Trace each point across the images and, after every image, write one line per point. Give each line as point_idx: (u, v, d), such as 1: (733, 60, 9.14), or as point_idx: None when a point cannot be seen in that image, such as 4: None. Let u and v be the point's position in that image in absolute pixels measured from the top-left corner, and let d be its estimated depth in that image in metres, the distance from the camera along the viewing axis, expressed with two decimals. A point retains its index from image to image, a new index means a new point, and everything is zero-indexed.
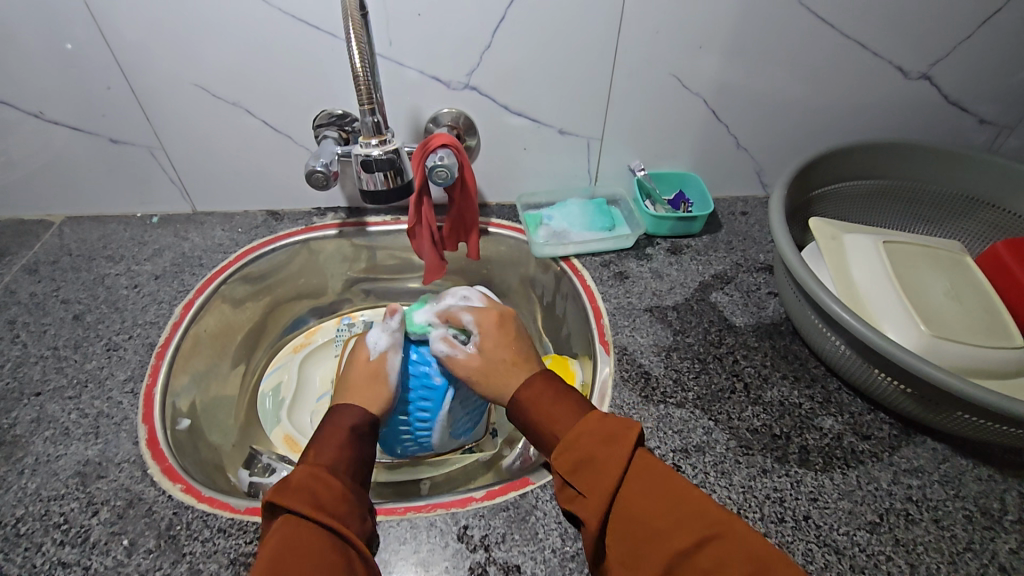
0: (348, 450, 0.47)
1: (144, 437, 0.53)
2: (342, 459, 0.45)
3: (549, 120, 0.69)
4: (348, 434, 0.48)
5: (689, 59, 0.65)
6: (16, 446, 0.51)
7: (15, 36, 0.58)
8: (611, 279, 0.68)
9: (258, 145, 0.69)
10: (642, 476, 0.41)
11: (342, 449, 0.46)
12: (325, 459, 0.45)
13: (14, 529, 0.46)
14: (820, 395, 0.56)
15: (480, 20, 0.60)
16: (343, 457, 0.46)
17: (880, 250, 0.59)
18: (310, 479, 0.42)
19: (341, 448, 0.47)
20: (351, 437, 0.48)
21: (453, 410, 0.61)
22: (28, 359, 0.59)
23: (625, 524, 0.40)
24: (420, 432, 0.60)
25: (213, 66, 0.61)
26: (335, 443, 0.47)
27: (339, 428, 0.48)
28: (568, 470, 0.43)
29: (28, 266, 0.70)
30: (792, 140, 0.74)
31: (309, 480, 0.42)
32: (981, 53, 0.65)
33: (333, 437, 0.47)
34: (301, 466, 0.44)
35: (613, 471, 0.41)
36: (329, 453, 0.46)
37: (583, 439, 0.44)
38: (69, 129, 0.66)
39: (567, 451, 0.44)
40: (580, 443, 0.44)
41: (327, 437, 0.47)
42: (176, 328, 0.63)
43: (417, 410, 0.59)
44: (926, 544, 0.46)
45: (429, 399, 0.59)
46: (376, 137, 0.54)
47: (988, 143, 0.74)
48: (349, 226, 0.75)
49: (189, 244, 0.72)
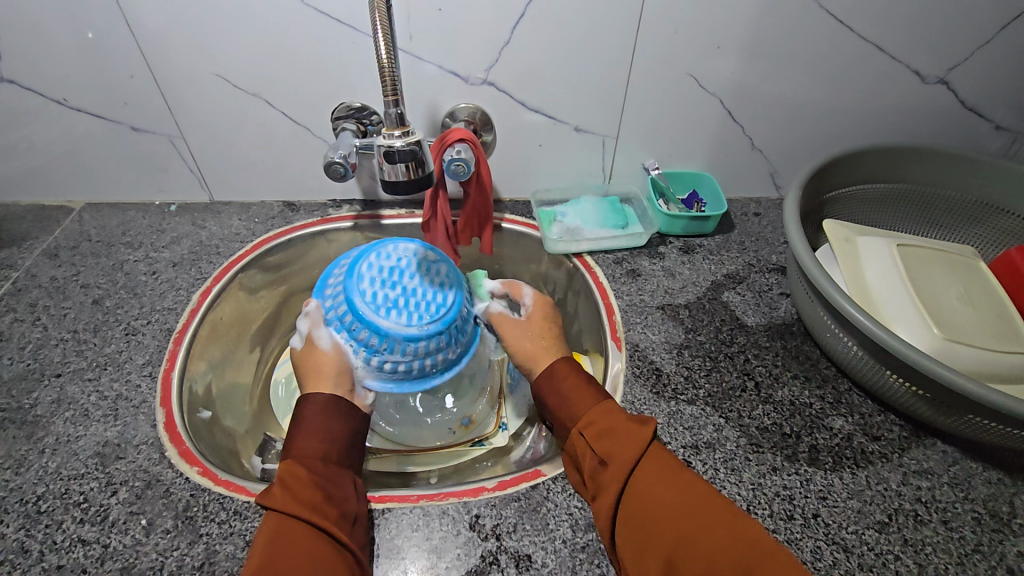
0: (328, 438, 0.48)
1: (162, 420, 0.53)
2: (321, 449, 0.47)
3: (565, 117, 0.70)
4: (320, 417, 0.49)
5: (707, 59, 0.65)
6: (37, 426, 0.52)
7: (41, 22, 0.59)
8: (623, 276, 0.69)
9: (278, 136, 0.70)
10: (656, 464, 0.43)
11: (317, 438, 0.47)
12: (305, 451, 0.46)
13: (35, 506, 0.47)
14: (831, 395, 0.57)
15: (500, 17, 0.60)
16: (322, 447, 0.47)
17: (894, 253, 0.60)
18: (290, 476, 0.43)
19: (315, 437, 0.47)
20: (324, 422, 0.48)
21: (394, 309, 0.53)
22: (49, 341, 0.60)
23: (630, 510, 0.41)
24: (395, 350, 0.53)
25: (235, 58, 0.62)
26: (309, 434, 0.47)
27: (313, 416, 0.48)
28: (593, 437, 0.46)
29: (49, 251, 0.71)
30: (807, 143, 0.75)
31: (291, 478, 0.43)
32: (1000, 59, 0.65)
33: (305, 427, 0.48)
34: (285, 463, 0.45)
35: (637, 443, 0.43)
36: (307, 444, 0.46)
37: (612, 415, 0.47)
38: (91, 116, 0.67)
39: (592, 422, 0.47)
40: (605, 418, 0.46)
41: (306, 429, 0.48)
42: (193, 315, 0.63)
43: (365, 342, 0.52)
44: (935, 545, 0.46)
45: (357, 323, 0.52)
46: (399, 128, 0.54)
47: (1004, 149, 0.74)
48: (364, 218, 0.76)
49: (207, 233, 0.73)
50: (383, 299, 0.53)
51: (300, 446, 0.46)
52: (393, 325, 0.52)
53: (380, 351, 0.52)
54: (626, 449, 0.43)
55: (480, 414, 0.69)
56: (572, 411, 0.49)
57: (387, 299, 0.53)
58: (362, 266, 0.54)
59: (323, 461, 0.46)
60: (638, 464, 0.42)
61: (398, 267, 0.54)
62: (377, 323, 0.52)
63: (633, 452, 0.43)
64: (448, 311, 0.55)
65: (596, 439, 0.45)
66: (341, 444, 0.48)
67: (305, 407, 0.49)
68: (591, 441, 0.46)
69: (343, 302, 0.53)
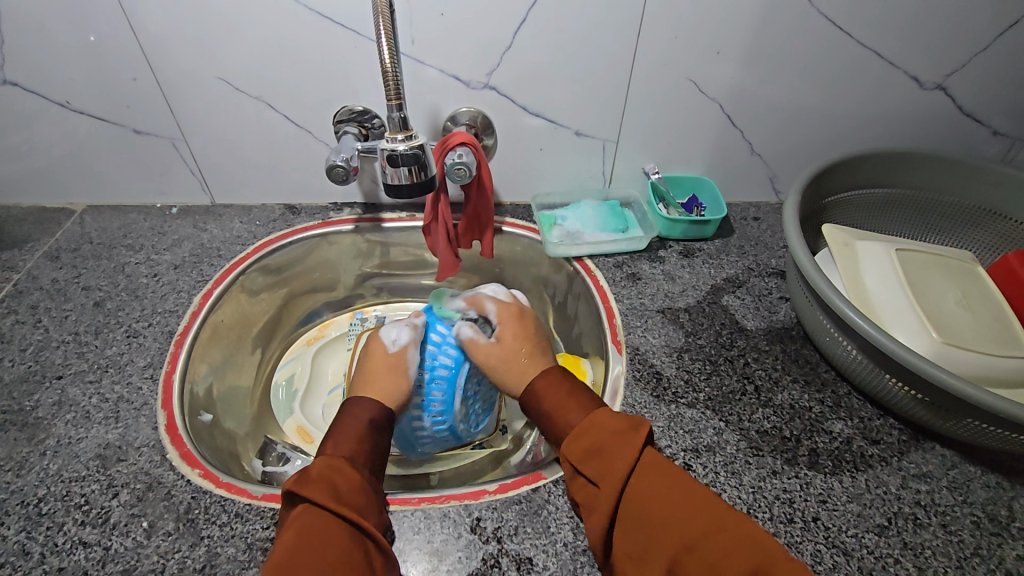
0: (365, 441, 0.48)
1: (163, 422, 0.53)
2: (359, 451, 0.47)
3: (566, 122, 0.70)
4: (364, 424, 0.49)
5: (707, 65, 0.65)
6: (38, 428, 0.52)
7: (45, 25, 0.59)
8: (624, 280, 0.69)
9: (279, 139, 0.70)
10: (649, 474, 0.42)
11: (357, 440, 0.48)
12: (343, 449, 0.46)
13: (37, 508, 0.47)
14: (830, 399, 0.57)
15: (502, 22, 0.60)
16: (359, 448, 0.47)
17: (892, 258, 0.60)
18: (329, 469, 0.43)
19: (355, 439, 0.48)
20: (367, 428, 0.49)
21: (466, 397, 0.60)
22: (50, 344, 0.60)
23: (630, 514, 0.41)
24: (437, 424, 0.59)
25: (238, 62, 0.62)
26: (350, 435, 0.48)
27: (356, 420, 0.49)
28: (579, 458, 0.45)
29: (50, 253, 0.71)
30: (806, 148, 0.75)
31: (328, 471, 0.43)
32: (996, 65, 0.66)
33: (349, 427, 0.49)
34: (319, 458, 0.45)
35: (625, 458, 0.43)
36: (346, 444, 0.47)
37: (595, 431, 0.46)
38: (93, 118, 0.67)
39: (577, 440, 0.46)
40: (590, 434, 0.45)
41: (345, 431, 0.48)
42: (195, 317, 0.64)
43: (434, 399, 0.57)
44: (934, 549, 0.46)
45: (445, 385, 0.57)
46: (402, 132, 0.54)
47: (1001, 155, 0.75)
48: (365, 221, 0.76)
49: (208, 236, 0.73)
50: (472, 388, 0.60)
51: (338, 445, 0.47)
52: (458, 412, 0.59)
53: (431, 414, 0.58)
54: (615, 467, 0.43)
55: None
56: (560, 425, 0.48)
57: (472, 390, 0.60)
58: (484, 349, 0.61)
59: (359, 462, 0.46)
60: (630, 478, 0.42)
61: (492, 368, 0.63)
62: (454, 401, 0.58)
63: (621, 468, 0.42)
64: (479, 426, 0.64)
65: (584, 458, 0.45)
66: (376, 450, 0.48)
67: (354, 408, 0.50)
68: (580, 462, 0.45)
69: (451, 358, 0.58)
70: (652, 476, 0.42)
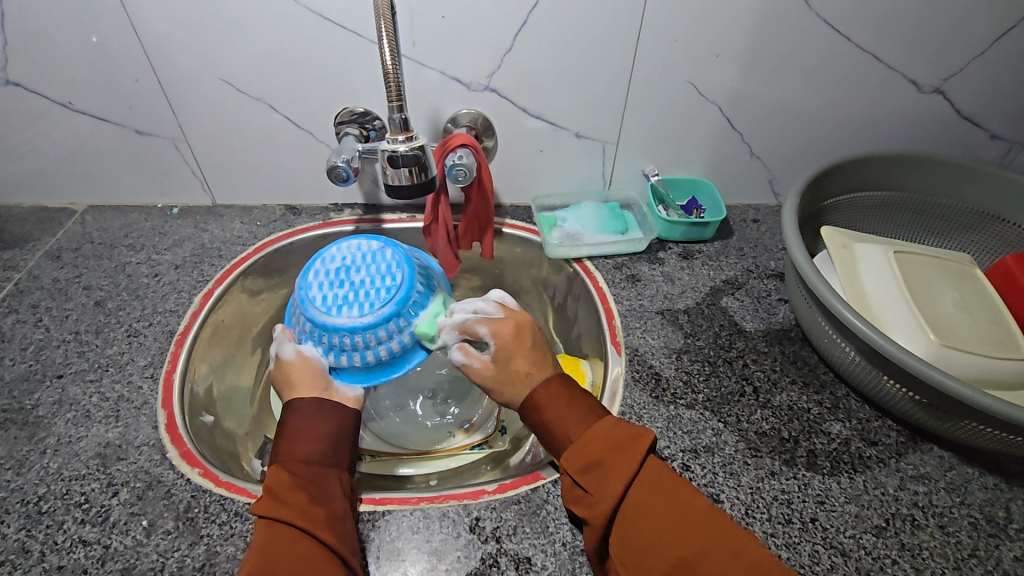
0: (315, 439, 0.48)
1: (163, 421, 0.54)
2: (311, 450, 0.47)
3: (566, 123, 0.70)
4: (306, 418, 0.49)
5: (707, 68, 0.66)
6: (38, 427, 0.52)
7: (48, 26, 0.59)
8: (623, 281, 0.69)
9: (280, 140, 0.70)
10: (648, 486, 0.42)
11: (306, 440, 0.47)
12: (295, 452, 0.46)
13: (36, 506, 0.47)
14: (829, 400, 0.57)
15: (503, 25, 0.61)
16: (311, 447, 0.47)
17: (891, 260, 0.60)
18: (278, 481, 0.44)
19: (304, 438, 0.48)
20: (313, 421, 0.49)
21: (339, 306, 0.53)
22: (51, 343, 0.60)
23: (627, 528, 0.41)
24: (363, 342, 0.54)
25: (240, 63, 0.63)
26: (300, 436, 0.48)
27: (298, 419, 0.49)
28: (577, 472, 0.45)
29: (51, 252, 0.71)
30: (805, 150, 0.75)
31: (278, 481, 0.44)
32: (994, 69, 0.66)
33: (295, 428, 0.48)
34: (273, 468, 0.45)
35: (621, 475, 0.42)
36: (298, 446, 0.47)
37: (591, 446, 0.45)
38: (95, 119, 0.68)
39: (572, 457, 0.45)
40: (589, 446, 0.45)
41: (292, 433, 0.48)
42: (195, 317, 0.64)
43: (331, 343, 0.54)
44: (932, 549, 0.46)
45: (316, 331, 0.54)
46: (404, 133, 0.55)
47: (999, 158, 0.75)
48: (366, 222, 0.77)
49: (209, 236, 0.74)
50: (333, 297, 0.54)
51: (287, 451, 0.46)
52: (348, 319, 0.53)
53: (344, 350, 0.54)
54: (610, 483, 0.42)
55: (481, 418, 0.71)
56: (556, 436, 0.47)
57: (338, 297, 0.54)
58: (323, 264, 0.56)
59: (312, 461, 0.46)
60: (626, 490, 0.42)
61: (351, 299, 0.54)
62: (334, 323, 0.53)
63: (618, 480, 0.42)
64: (402, 286, 0.55)
65: (581, 471, 0.44)
66: (329, 443, 0.48)
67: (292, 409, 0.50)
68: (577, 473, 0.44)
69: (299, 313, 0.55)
70: (644, 498, 0.41)
